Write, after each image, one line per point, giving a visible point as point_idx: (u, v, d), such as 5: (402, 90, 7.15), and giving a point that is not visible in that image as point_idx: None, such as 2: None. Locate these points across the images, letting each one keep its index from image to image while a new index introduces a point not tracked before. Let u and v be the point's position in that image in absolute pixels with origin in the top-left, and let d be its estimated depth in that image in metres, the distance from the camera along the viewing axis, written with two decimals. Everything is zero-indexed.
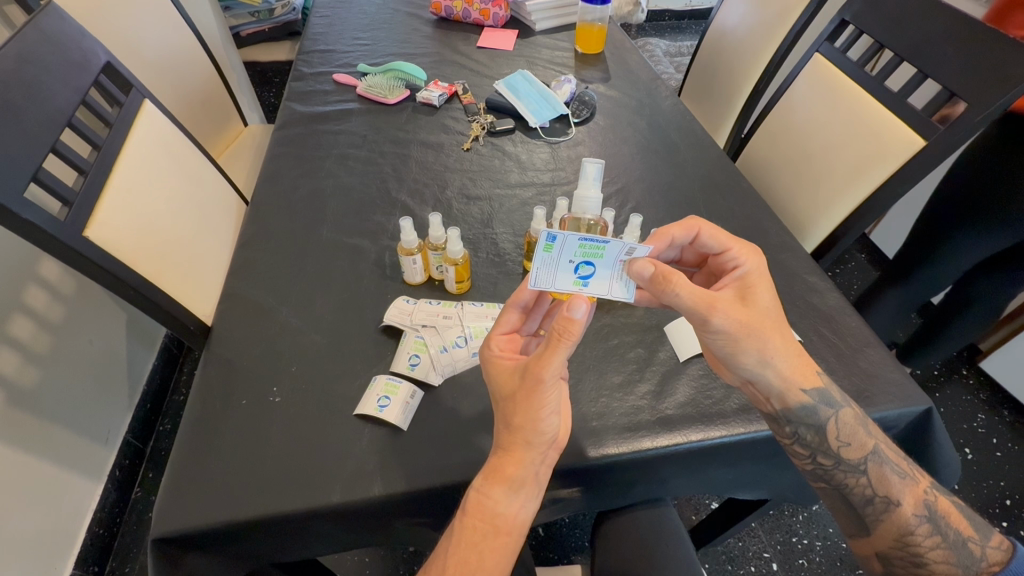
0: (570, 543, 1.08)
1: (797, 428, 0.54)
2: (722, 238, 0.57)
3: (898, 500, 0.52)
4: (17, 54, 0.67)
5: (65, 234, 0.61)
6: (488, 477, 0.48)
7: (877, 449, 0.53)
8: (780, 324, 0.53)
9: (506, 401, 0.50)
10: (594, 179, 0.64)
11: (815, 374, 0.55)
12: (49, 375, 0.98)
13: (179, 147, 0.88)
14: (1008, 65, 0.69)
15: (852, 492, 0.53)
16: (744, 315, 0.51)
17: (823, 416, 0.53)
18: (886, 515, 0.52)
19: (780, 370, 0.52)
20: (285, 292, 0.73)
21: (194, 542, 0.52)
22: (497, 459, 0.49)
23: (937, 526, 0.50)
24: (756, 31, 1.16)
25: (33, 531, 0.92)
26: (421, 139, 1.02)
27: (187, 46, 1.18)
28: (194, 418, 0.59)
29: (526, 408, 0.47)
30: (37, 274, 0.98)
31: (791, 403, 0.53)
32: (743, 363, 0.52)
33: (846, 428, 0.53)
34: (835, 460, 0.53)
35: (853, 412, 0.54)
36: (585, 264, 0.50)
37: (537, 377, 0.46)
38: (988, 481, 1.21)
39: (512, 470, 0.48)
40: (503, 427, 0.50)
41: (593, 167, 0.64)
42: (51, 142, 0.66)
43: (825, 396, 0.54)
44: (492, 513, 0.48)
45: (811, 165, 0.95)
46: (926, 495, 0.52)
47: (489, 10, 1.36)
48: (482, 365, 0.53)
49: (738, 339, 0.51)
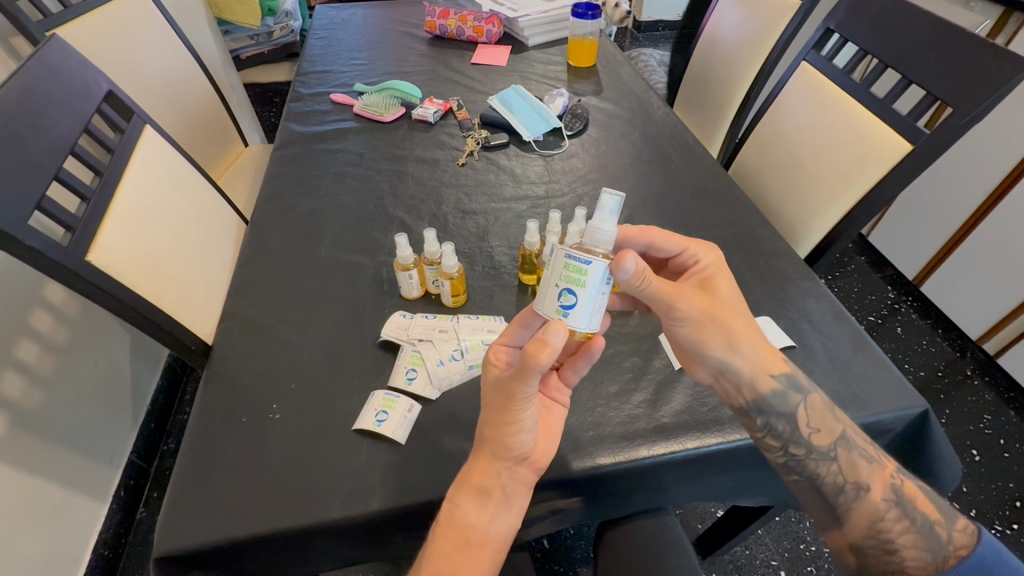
0: (575, 555, 1.08)
1: (769, 419, 0.54)
2: (677, 239, 0.57)
3: (867, 486, 0.50)
4: (21, 87, 0.69)
5: (67, 259, 0.62)
6: (459, 488, 0.50)
7: (845, 434, 0.53)
8: (743, 310, 0.54)
9: (482, 408, 0.52)
10: (609, 213, 0.51)
11: (782, 361, 0.56)
12: (54, 396, 0.99)
13: (179, 170, 0.90)
14: (991, 69, 0.71)
15: (824, 481, 0.52)
16: (709, 304, 0.53)
17: (792, 403, 0.54)
18: (857, 502, 0.49)
19: (749, 357, 0.53)
20: (285, 310, 0.74)
21: (195, 561, 0.52)
22: (465, 470, 0.51)
23: (905, 510, 0.48)
24: (746, 41, 1.18)
25: (41, 552, 0.92)
26: (417, 156, 1.04)
27: (187, 71, 1.21)
28: (194, 437, 0.60)
29: (497, 418, 0.49)
30: (44, 298, 1.00)
31: (762, 391, 0.54)
32: (712, 353, 0.53)
33: (815, 413, 0.54)
34: (807, 448, 0.53)
35: (820, 398, 0.55)
36: (568, 292, 0.49)
37: (510, 391, 0.47)
38: (996, 482, 1.20)
39: (478, 479, 0.50)
40: (478, 436, 0.52)
41: (611, 199, 0.51)
42: (53, 170, 0.67)
43: (792, 381, 0.55)
44: (462, 524, 0.50)
45: (801, 172, 0.96)
46: (893, 479, 0.50)
47: (482, 28, 1.39)
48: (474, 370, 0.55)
49: (707, 329, 0.53)
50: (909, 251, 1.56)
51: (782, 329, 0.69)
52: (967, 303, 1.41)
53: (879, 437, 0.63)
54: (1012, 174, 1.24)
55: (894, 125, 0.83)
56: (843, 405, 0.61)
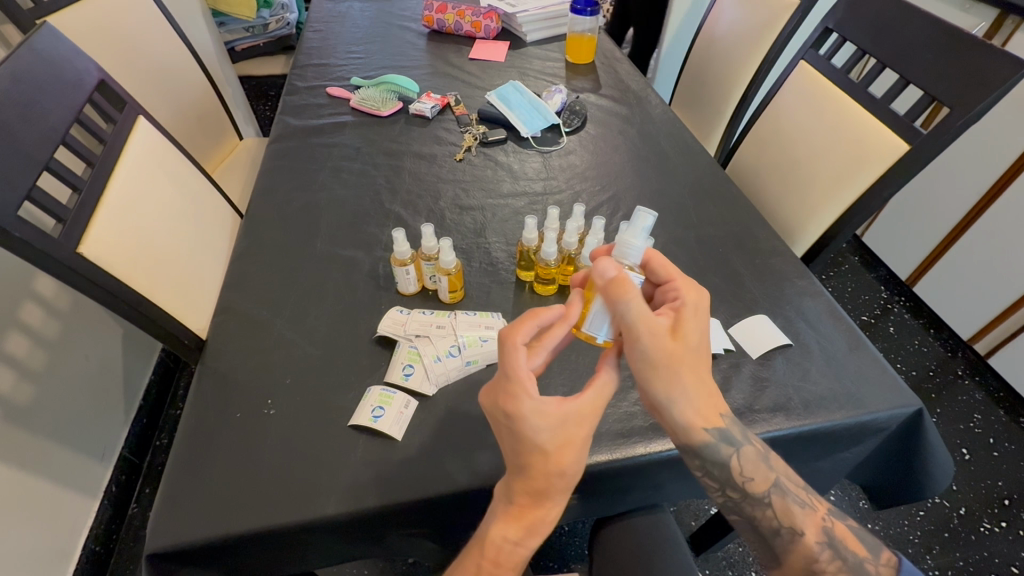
0: (570, 552, 1.08)
1: (705, 465, 0.53)
2: (671, 271, 0.55)
3: (801, 530, 0.52)
4: (11, 75, 0.68)
5: (58, 252, 0.61)
6: (529, 532, 0.50)
7: (778, 481, 0.54)
8: (701, 363, 0.51)
9: (552, 454, 0.48)
10: (643, 230, 0.56)
11: (720, 414, 0.53)
12: (46, 391, 0.98)
13: (173, 162, 0.89)
14: (988, 71, 0.71)
15: (761, 525, 0.54)
16: (672, 350, 0.49)
17: (725, 455, 0.53)
18: (794, 545, 0.52)
19: (687, 405, 0.51)
20: (279, 305, 0.73)
21: (192, 557, 0.52)
22: (540, 514, 0.50)
23: (837, 550, 0.51)
24: (745, 38, 1.17)
25: (31, 547, 0.92)
26: (414, 151, 1.03)
27: (182, 64, 1.19)
28: (188, 430, 0.60)
29: (580, 453, 0.49)
30: (34, 291, 0.99)
31: (695, 441, 0.52)
32: (652, 391, 0.51)
33: (748, 464, 0.53)
34: (742, 494, 0.54)
35: (755, 447, 0.54)
36: None
37: (591, 416, 0.49)
38: (986, 480, 1.21)
39: (552, 516, 0.51)
40: (544, 482, 0.49)
41: (646, 217, 0.55)
42: (44, 161, 0.66)
43: (726, 434, 0.53)
44: (528, 556, 0.51)
45: (797, 172, 0.96)
46: (824, 522, 0.53)
47: (481, 22, 1.38)
48: (524, 417, 0.46)
49: (658, 370, 0.49)
50: (904, 252, 1.56)
51: (779, 328, 0.70)
52: (959, 303, 1.42)
53: (873, 437, 0.64)
54: (1006, 175, 1.24)
55: (890, 125, 0.83)
56: (838, 403, 0.61)
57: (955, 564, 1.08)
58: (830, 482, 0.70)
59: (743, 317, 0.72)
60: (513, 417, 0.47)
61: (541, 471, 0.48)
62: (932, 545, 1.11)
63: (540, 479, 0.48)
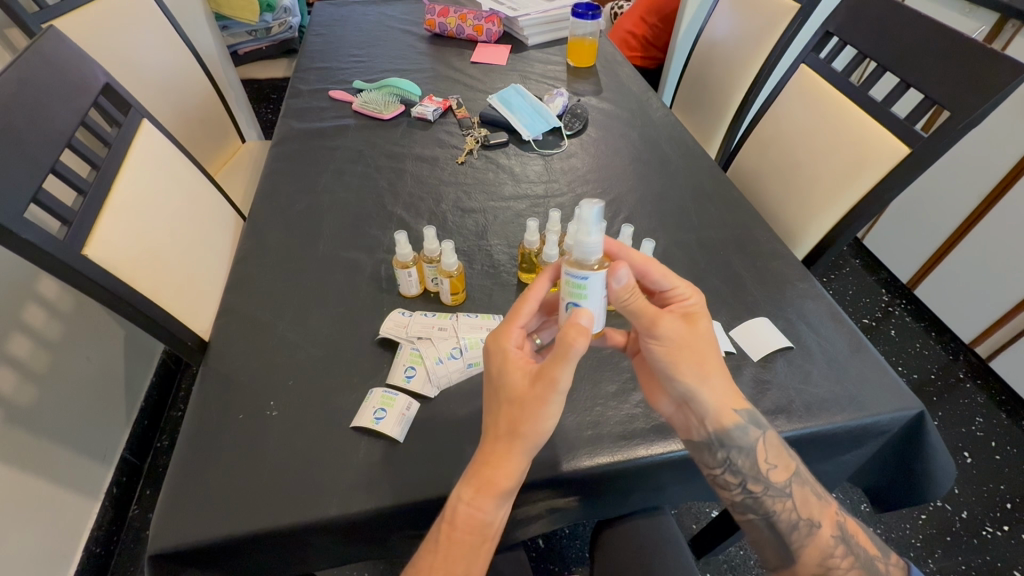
0: (570, 555, 1.08)
1: (729, 453, 0.54)
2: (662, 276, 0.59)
3: (819, 522, 0.54)
4: (18, 79, 0.68)
5: (63, 253, 0.61)
6: (479, 491, 0.49)
7: (799, 471, 0.55)
8: (717, 348, 0.54)
9: (506, 399, 0.50)
10: (590, 222, 0.49)
11: (744, 397, 0.56)
12: (48, 392, 0.99)
13: (176, 165, 0.90)
14: (988, 74, 0.71)
15: (780, 519, 0.54)
16: (689, 333, 0.53)
17: (752, 438, 0.54)
18: (811, 538, 0.53)
19: (716, 389, 0.53)
20: (283, 307, 0.74)
21: (194, 557, 0.52)
22: (489, 473, 0.49)
23: (850, 546, 0.54)
24: (746, 41, 1.18)
25: (33, 548, 0.92)
26: (416, 154, 1.04)
27: (186, 68, 1.20)
28: (191, 432, 0.60)
29: (531, 407, 0.49)
30: (36, 292, 0.99)
31: (726, 424, 0.54)
32: (681, 378, 0.53)
33: (772, 449, 0.54)
34: (765, 485, 0.54)
35: (776, 434, 0.56)
36: (574, 304, 0.52)
37: (549, 377, 0.48)
38: (988, 485, 1.21)
39: (504, 482, 0.49)
40: (497, 431, 0.50)
41: (591, 208, 0.49)
42: (50, 164, 0.67)
43: (754, 416, 0.55)
44: (483, 523, 0.50)
45: (799, 175, 0.96)
46: (838, 516, 0.55)
47: (482, 26, 1.38)
48: (491, 355, 0.52)
49: (681, 355, 0.53)
50: (905, 255, 1.56)
51: (779, 330, 0.70)
52: (960, 306, 1.42)
53: (875, 439, 0.64)
54: (1007, 178, 1.24)
55: (890, 128, 0.83)
56: (840, 405, 0.61)
57: (958, 568, 1.08)
58: (832, 485, 0.70)
59: (744, 319, 0.72)
60: (486, 352, 0.53)
61: (496, 416, 0.51)
62: (934, 549, 1.10)
63: (492, 425, 0.51)
